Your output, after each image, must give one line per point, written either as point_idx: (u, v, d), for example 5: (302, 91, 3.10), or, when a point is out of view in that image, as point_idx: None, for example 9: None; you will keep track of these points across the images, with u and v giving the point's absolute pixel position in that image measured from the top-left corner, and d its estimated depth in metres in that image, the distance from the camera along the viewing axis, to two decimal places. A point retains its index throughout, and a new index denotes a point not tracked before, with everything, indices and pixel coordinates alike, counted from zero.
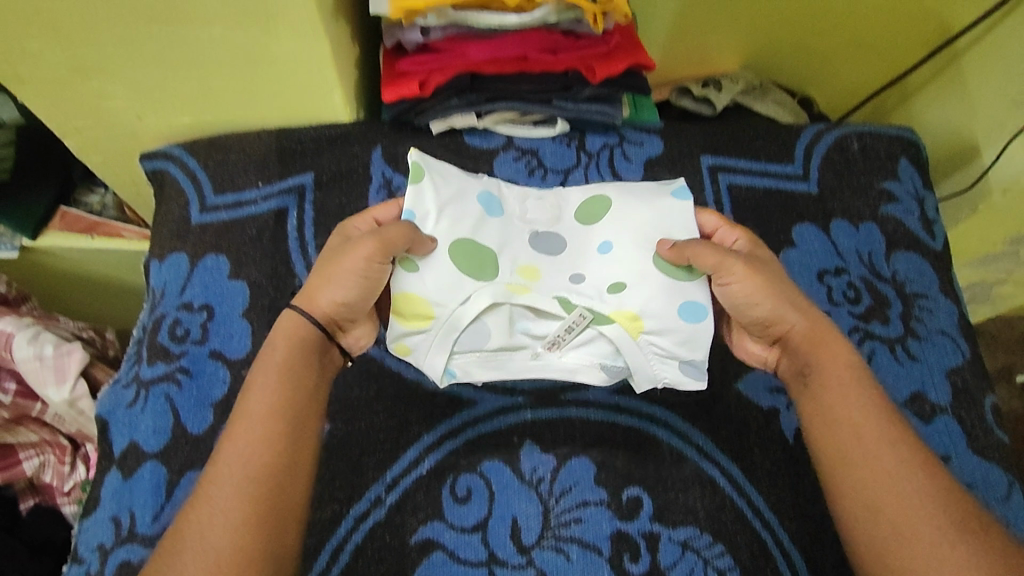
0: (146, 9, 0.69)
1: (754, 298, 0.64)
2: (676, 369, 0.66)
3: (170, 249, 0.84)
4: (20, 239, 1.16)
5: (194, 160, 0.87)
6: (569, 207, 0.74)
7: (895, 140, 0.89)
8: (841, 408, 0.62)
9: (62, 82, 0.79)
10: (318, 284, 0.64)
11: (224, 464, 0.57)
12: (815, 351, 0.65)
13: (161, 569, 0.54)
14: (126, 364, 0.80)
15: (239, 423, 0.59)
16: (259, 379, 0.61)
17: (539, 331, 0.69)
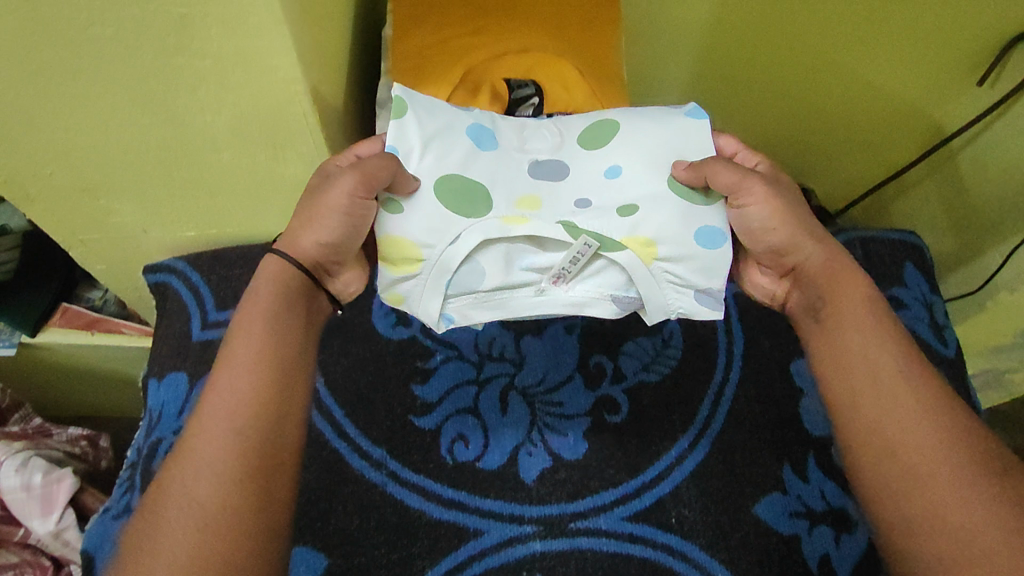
0: (157, 140, 0.70)
1: (773, 223, 0.65)
2: (690, 299, 0.67)
3: (170, 367, 0.83)
4: (18, 335, 1.13)
5: (197, 274, 0.88)
6: (571, 135, 0.70)
7: (899, 244, 0.90)
8: (851, 348, 0.61)
9: (68, 201, 0.79)
10: (304, 226, 0.62)
11: (208, 419, 0.54)
12: (829, 279, 0.65)
13: (148, 523, 0.50)
14: (118, 491, 0.77)
15: (221, 376, 0.56)
16: (241, 331, 0.58)
17: (542, 266, 0.67)
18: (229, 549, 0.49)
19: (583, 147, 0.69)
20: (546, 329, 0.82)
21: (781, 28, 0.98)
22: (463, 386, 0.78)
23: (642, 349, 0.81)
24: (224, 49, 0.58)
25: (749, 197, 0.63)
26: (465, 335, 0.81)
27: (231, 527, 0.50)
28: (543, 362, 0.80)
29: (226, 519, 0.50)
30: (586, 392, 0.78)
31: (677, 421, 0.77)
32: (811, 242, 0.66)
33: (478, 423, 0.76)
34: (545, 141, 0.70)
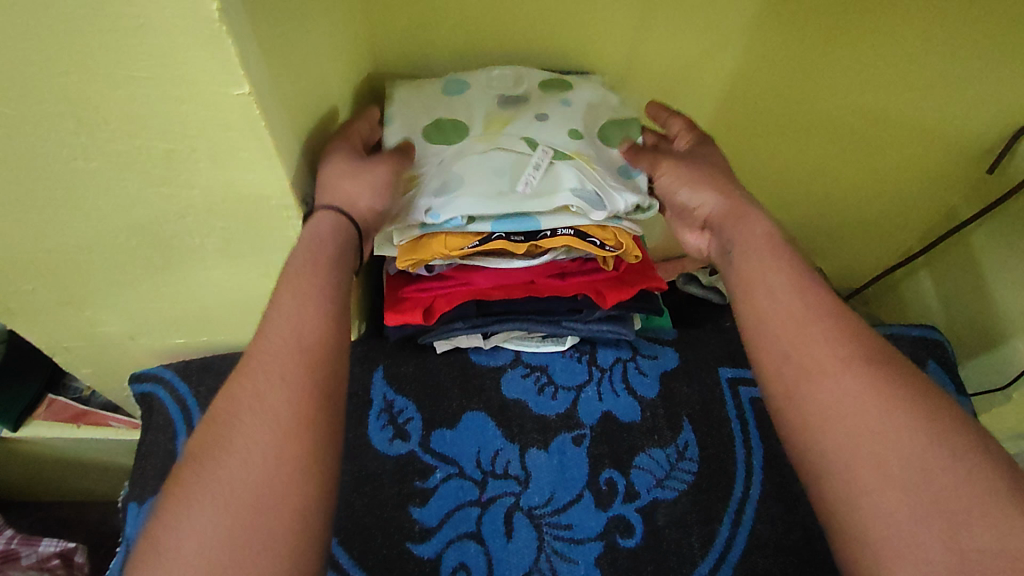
0: (144, 259, 0.67)
1: (675, 187, 0.66)
2: (626, 197, 0.65)
3: (151, 490, 0.76)
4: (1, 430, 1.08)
5: (186, 385, 0.82)
6: (530, 79, 0.78)
7: (919, 340, 0.87)
8: (775, 305, 0.55)
9: (52, 314, 0.76)
10: (358, 187, 0.61)
11: (274, 334, 0.52)
12: (733, 223, 0.62)
13: (219, 435, 0.47)
14: None
15: (278, 301, 0.54)
16: (296, 261, 0.56)
17: (511, 169, 0.67)
18: (304, 453, 0.46)
19: (539, 89, 0.77)
20: (553, 442, 0.77)
21: (795, 138, 0.93)
22: (465, 507, 0.73)
23: (656, 462, 0.76)
24: (211, 179, 0.57)
25: (659, 171, 0.67)
26: (467, 450, 0.76)
27: (307, 434, 0.47)
28: (550, 477, 0.75)
29: (303, 425, 0.47)
30: (597, 512, 0.73)
31: (696, 543, 0.72)
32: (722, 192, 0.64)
33: (482, 550, 0.71)
34: (506, 85, 0.78)
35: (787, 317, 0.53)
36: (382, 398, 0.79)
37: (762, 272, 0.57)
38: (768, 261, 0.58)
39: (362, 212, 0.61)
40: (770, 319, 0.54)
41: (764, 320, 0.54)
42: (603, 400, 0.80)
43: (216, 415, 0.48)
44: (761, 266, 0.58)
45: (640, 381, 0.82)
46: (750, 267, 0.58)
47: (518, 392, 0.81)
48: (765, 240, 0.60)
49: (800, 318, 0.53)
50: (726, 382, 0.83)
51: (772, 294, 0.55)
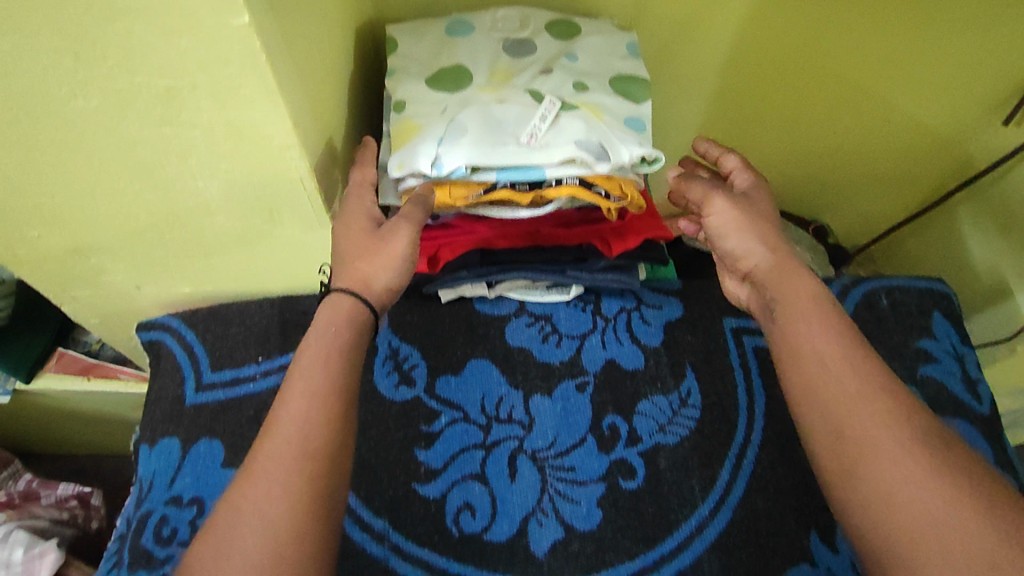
0: (148, 204, 0.67)
1: (726, 230, 0.65)
2: (632, 146, 0.63)
3: (162, 432, 0.76)
4: (13, 382, 1.10)
5: (193, 333, 0.81)
6: (539, 23, 0.77)
7: (925, 293, 0.85)
8: (827, 378, 0.54)
9: (59, 261, 0.76)
10: (372, 267, 0.61)
11: (278, 441, 0.52)
12: (781, 280, 0.62)
13: (219, 545, 0.48)
14: (105, 565, 0.72)
15: (285, 403, 0.54)
16: (305, 358, 0.57)
17: (516, 121, 0.65)
18: None
19: (547, 34, 0.76)
20: (557, 388, 0.78)
21: (807, 88, 0.91)
22: (470, 450, 0.75)
23: (658, 408, 0.77)
24: (214, 119, 0.56)
25: (714, 208, 0.66)
26: (472, 396, 0.78)
27: (304, 556, 0.48)
28: (553, 422, 0.76)
29: (296, 543, 0.48)
30: (599, 455, 0.74)
31: (697, 486, 0.73)
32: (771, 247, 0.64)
33: (486, 490, 0.73)
34: (513, 29, 0.76)
35: (842, 390, 0.53)
36: (388, 346, 0.80)
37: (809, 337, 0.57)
38: (820, 328, 0.57)
39: (377, 291, 0.62)
40: (824, 389, 0.54)
41: (816, 389, 0.55)
42: (607, 348, 0.80)
43: (214, 525, 0.49)
44: (810, 332, 0.57)
45: (644, 330, 0.82)
46: (800, 331, 0.58)
47: (522, 341, 0.81)
48: (812, 301, 0.59)
49: (856, 393, 0.53)
50: (730, 332, 0.82)
51: (822, 364, 0.55)
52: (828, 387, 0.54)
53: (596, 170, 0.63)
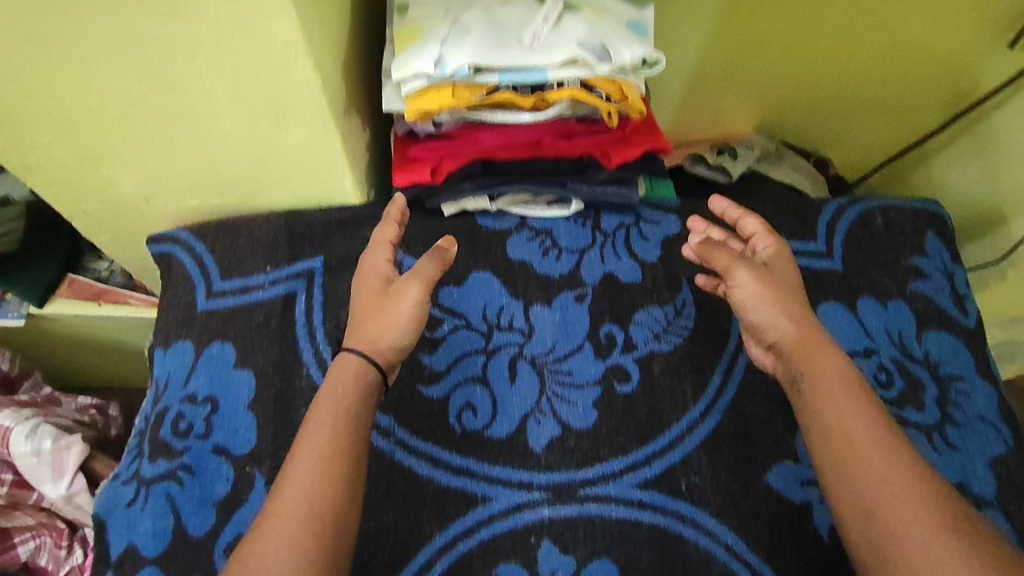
0: (157, 108, 0.68)
1: (752, 303, 0.64)
2: (634, 47, 0.64)
3: (175, 336, 0.79)
4: (27, 306, 1.12)
5: (201, 244, 0.83)
6: None
7: (919, 214, 0.87)
8: (860, 460, 0.55)
9: (70, 170, 0.77)
10: (381, 329, 0.65)
11: (286, 499, 0.56)
12: (808, 358, 0.61)
13: None
14: (127, 456, 0.76)
15: (294, 462, 0.58)
16: (312, 422, 0.60)
17: (519, 24, 0.65)
18: None
19: None
20: (556, 300, 0.80)
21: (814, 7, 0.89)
22: (471, 355, 0.78)
23: (654, 318, 0.80)
24: (220, 11, 0.57)
25: (739, 280, 0.65)
26: (473, 305, 0.80)
27: None
28: (552, 330, 0.79)
29: None
30: (596, 361, 0.78)
31: (689, 390, 0.76)
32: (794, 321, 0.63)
33: (486, 392, 0.76)
34: None
35: (874, 472, 0.54)
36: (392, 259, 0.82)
37: (839, 415, 0.58)
38: (851, 407, 0.58)
39: (385, 350, 0.65)
40: (856, 468, 0.55)
41: (849, 469, 0.55)
42: (605, 263, 0.82)
43: None
44: (840, 411, 0.58)
45: (642, 246, 0.83)
46: (829, 408, 0.58)
47: (523, 254, 0.83)
48: (841, 380, 0.60)
49: (891, 477, 0.54)
50: None
51: (852, 444, 0.56)
52: (864, 469, 0.55)
53: (598, 72, 0.64)
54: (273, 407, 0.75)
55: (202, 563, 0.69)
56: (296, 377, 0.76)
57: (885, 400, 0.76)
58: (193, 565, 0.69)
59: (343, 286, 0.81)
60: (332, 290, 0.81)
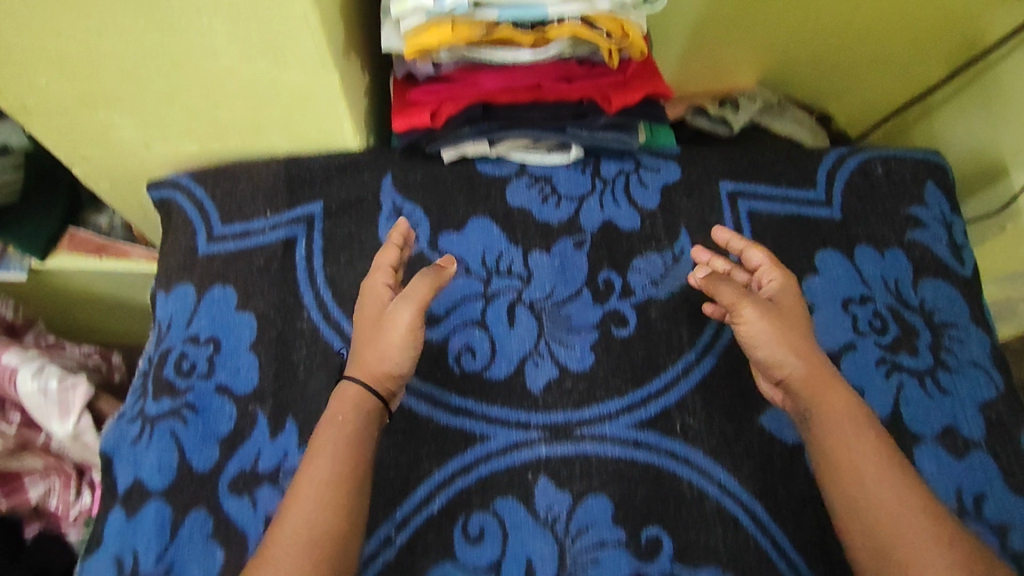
0: (155, 46, 0.67)
1: (760, 341, 0.65)
2: None
3: (177, 279, 0.80)
4: (29, 259, 1.10)
5: (202, 189, 0.83)
6: None
7: (920, 164, 0.86)
8: (871, 497, 0.58)
9: (69, 113, 0.77)
10: (377, 355, 0.66)
11: (290, 529, 0.57)
12: (816, 395, 0.63)
13: None
14: (131, 397, 0.77)
15: (299, 492, 0.59)
16: (315, 452, 0.62)
17: None
18: None
19: None
20: (555, 246, 0.81)
21: None
22: (470, 300, 0.78)
23: (652, 265, 0.80)
24: None
25: (747, 317, 0.65)
26: (472, 251, 0.80)
27: None
28: (551, 276, 0.79)
29: None
30: (594, 306, 0.78)
31: (685, 335, 0.77)
32: (800, 357, 0.64)
33: (485, 335, 0.77)
34: None
35: (884, 509, 0.58)
36: (391, 204, 0.82)
37: (852, 452, 0.61)
38: (860, 445, 0.61)
39: (383, 378, 0.66)
40: (864, 506, 0.59)
41: (858, 508, 0.59)
42: (605, 210, 0.82)
43: None
44: (852, 456, 0.60)
45: (641, 193, 0.83)
46: (836, 447, 0.61)
47: (522, 201, 0.83)
48: (849, 418, 0.62)
49: (901, 515, 0.57)
50: (726, 195, 0.83)
51: (861, 483, 0.59)
52: (872, 507, 0.58)
53: (597, 7, 0.64)
54: (274, 348, 0.76)
55: (207, 495, 0.70)
56: (296, 319, 0.77)
57: (879, 346, 0.77)
58: (198, 497, 0.70)
59: (344, 231, 0.81)
60: (332, 235, 0.81)
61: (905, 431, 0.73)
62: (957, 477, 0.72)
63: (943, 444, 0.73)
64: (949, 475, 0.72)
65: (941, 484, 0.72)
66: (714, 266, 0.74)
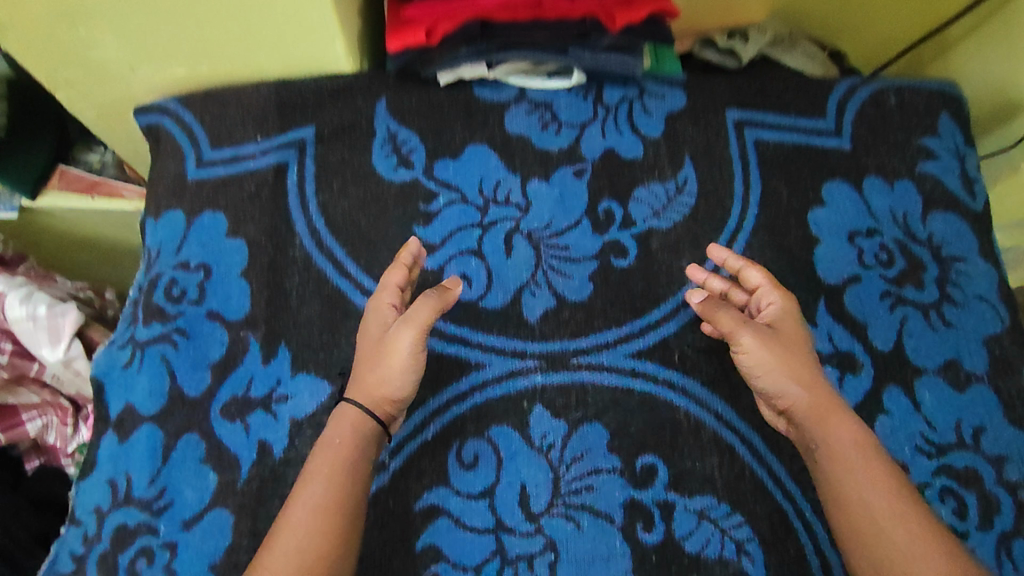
0: None
1: (761, 371, 0.63)
2: None
3: (166, 206, 0.78)
4: (19, 199, 1.00)
5: (190, 113, 0.81)
6: None
7: (935, 95, 0.83)
8: (885, 536, 0.55)
9: (44, 31, 0.70)
10: (377, 379, 0.63)
11: (279, 553, 0.55)
12: (820, 425, 0.60)
13: None
14: (121, 324, 0.76)
15: (288, 517, 0.57)
16: (308, 475, 0.59)
17: None
18: None
19: None
20: (554, 174, 0.78)
21: None
22: (466, 229, 0.76)
23: (654, 195, 0.78)
24: None
25: (746, 346, 0.63)
26: (469, 179, 0.78)
27: None
28: (550, 205, 0.77)
29: None
30: (593, 237, 0.76)
31: (686, 266, 0.75)
32: (801, 385, 0.62)
33: (482, 264, 0.75)
34: None
35: (896, 546, 0.54)
36: (386, 130, 0.80)
37: (860, 484, 0.57)
38: (871, 477, 0.57)
39: (381, 401, 0.63)
40: (876, 543, 0.55)
41: (870, 546, 0.55)
42: (606, 138, 0.80)
43: None
44: (862, 486, 0.57)
45: (645, 121, 0.81)
46: (845, 481, 0.57)
47: (521, 128, 0.80)
48: (856, 447, 0.59)
49: (914, 554, 0.53)
50: (732, 124, 0.80)
51: (873, 519, 0.55)
52: (884, 545, 0.54)
53: None
54: (266, 275, 0.74)
55: (199, 421, 0.69)
56: (288, 247, 0.75)
57: (883, 279, 0.75)
58: (190, 422, 0.69)
59: (337, 158, 0.79)
60: (325, 161, 0.79)
61: (907, 364, 0.72)
62: (959, 410, 0.71)
63: (945, 378, 0.72)
64: (950, 407, 0.71)
65: (942, 416, 0.71)
66: (711, 286, 0.72)
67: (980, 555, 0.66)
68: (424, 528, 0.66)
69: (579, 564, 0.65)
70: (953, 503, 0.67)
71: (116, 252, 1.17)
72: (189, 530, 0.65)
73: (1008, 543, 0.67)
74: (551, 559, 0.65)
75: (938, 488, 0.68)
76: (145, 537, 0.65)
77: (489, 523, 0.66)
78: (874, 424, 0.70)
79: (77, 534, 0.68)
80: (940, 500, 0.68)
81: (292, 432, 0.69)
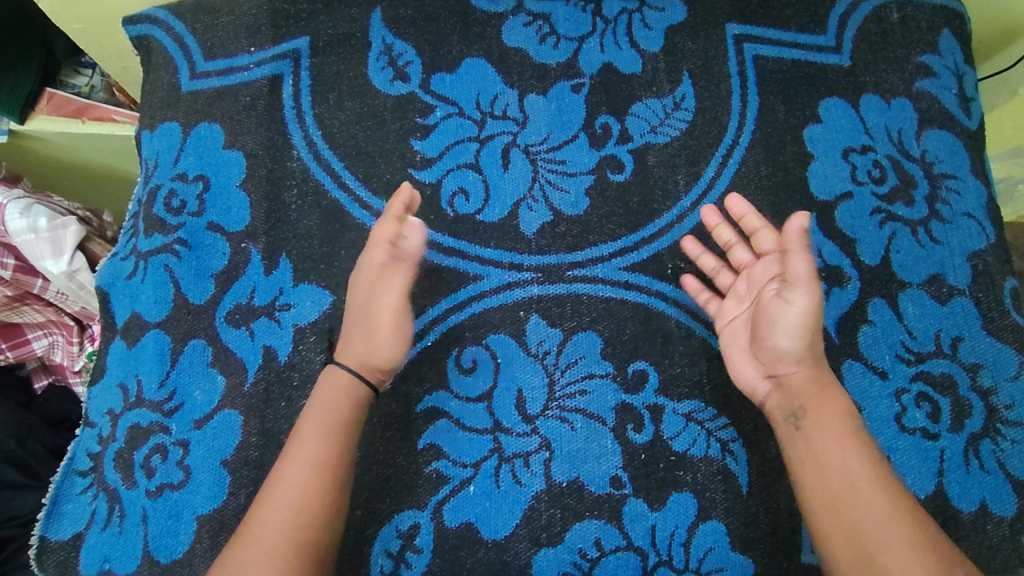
0: None
1: (796, 330, 0.60)
2: None
3: (161, 118, 0.78)
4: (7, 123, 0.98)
5: (182, 24, 0.80)
6: None
7: (937, 10, 0.83)
8: (862, 501, 0.57)
9: None
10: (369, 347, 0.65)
11: (285, 490, 0.59)
12: (813, 399, 0.61)
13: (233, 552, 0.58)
14: (124, 236, 0.77)
15: (296, 456, 0.60)
16: (321, 424, 0.62)
17: None
18: None
19: None
20: (552, 89, 0.78)
21: None
22: (464, 143, 0.76)
23: (651, 110, 0.78)
24: None
25: (795, 302, 0.60)
26: (466, 92, 0.77)
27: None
28: (547, 119, 0.77)
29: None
30: (590, 151, 0.77)
31: (682, 181, 0.76)
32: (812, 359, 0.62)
33: (479, 179, 0.76)
34: None
35: (869, 510, 0.57)
36: (381, 43, 0.78)
37: (842, 452, 0.59)
38: (848, 444, 0.59)
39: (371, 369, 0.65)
40: (848, 502, 0.57)
41: (843, 506, 0.57)
42: (605, 52, 0.79)
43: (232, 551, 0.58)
44: (842, 452, 0.59)
45: (645, 35, 0.80)
46: (827, 447, 0.60)
47: (519, 41, 0.79)
48: (843, 418, 0.61)
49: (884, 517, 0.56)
50: (731, 39, 0.80)
51: (850, 482, 0.58)
52: (856, 516, 0.57)
53: None
54: (266, 187, 0.75)
55: (204, 327, 0.71)
56: (286, 160, 0.76)
57: (874, 196, 0.77)
58: (195, 329, 0.71)
59: (332, 69, 0.78)
60: (320, 73, 0.78)
61: (892, 277, 0.74)
62: (945, 322, 0.74)
63: (929, 291, 0.74)
64: (933, 319, 0.73)
65: (922, 326, 0.73)
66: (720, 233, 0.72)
67: (950, 454, 0.70)
68: (425, 428, 0.69)
69: (572, 462, 0.68)
70: (928, 408, 0.71)
71: (106, 182, 1.15)
72: (199, 429, 0.68)
73: (976, 443, 0.70)
74: (545, 457, 0.68)
75: (914, 394, 0.71)
76: (158, 436, 0.68)
77: (486, 423, 0.69)
78: (857, 332, 0.72)
79: (93, 435, 0.72)
80: (916, 406, 0.71)
81: (295, 338, 0.70)
